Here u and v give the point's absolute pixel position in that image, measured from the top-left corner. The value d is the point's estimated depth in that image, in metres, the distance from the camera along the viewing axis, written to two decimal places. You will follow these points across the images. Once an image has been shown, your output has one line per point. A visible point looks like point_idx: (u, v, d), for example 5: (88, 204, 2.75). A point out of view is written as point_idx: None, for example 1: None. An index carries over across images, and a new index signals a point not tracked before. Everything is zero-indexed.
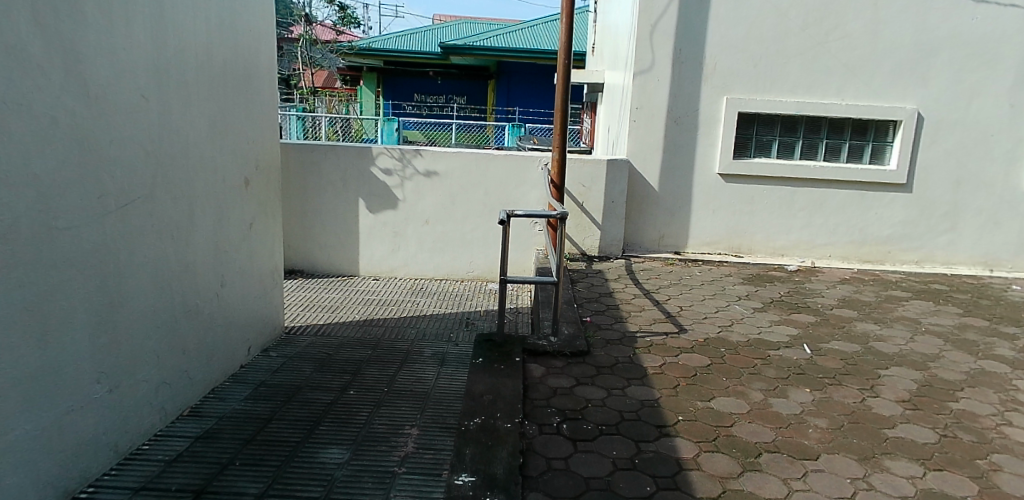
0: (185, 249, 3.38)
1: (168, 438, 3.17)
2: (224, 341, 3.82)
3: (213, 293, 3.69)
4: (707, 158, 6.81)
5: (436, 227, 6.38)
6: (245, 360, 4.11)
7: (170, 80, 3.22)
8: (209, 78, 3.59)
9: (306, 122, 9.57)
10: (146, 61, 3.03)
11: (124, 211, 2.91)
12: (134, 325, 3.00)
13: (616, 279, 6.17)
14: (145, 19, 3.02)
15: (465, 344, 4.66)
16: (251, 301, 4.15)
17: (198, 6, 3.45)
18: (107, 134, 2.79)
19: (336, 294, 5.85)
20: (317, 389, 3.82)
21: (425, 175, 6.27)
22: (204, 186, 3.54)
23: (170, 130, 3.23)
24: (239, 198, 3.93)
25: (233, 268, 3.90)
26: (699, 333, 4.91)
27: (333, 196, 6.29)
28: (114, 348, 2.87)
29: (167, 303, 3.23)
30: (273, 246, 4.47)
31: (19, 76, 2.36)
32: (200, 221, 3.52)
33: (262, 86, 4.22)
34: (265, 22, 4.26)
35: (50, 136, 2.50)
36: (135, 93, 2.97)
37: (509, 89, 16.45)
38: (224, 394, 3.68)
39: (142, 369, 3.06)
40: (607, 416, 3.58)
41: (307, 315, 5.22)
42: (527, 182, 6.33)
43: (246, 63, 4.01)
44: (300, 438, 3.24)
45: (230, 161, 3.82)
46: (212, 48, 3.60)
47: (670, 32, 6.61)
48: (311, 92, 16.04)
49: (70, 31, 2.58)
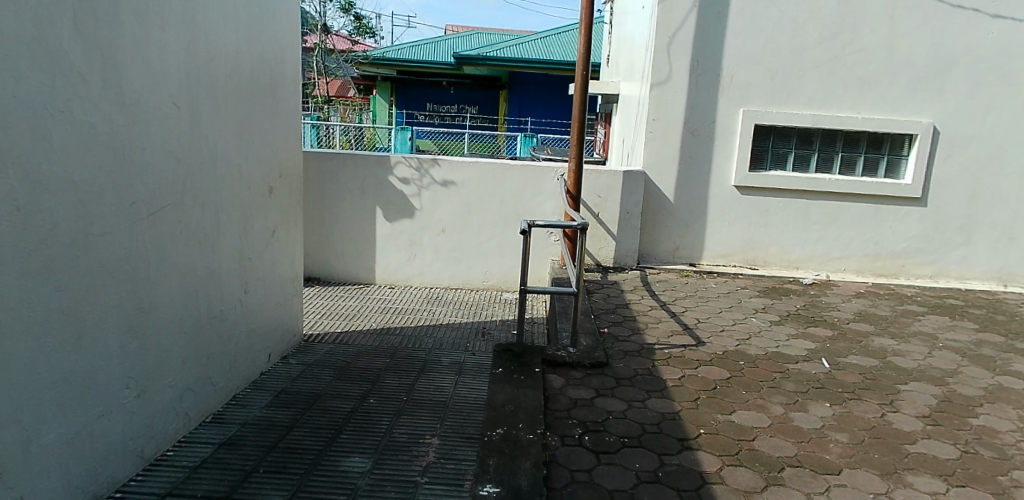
0: (211, 256, 3.38)
1: (192, 445, 3.16)
2: (246, 349, 3.82)
3: (237, 301, 3.69)
4: (722, 170, 6.81)
5: (452, 236, 6.38)
6: (266, 368, 4.11)
7: (201, 86, 3.25)
8: (238, 86, 3.61)
9: (322, 129, 9.59)
10: (179, 70, 3.05)
11: (155, 215, 2.92)
12: (162, 332, 2.99)
13: (632, 290, 6.15)
14: (180, 29, 3.06)
15: (483, 354, 4.65)
16: (272, 308, 4.14)
17: (228, 17, 3.48)
18: (141, 140, 2.82)
19: (353, 301, 5.87)
20: (338, 396, 3.82)
21: (442, 184, 6.28)
22: (231, 194, 3.56)
23: (200, 136, 3.25)
24: (263, 205, 3.94)
25: (257, 274, 3.91)
26: (718, 346, 4.89)
27: (350, 205, 6.30)
28: (142, 353, 2.86)
29: (193, 310, 3.24)
30: (294, 253, 4.47)
31: (59, 82, 2.38)
32: (226, 228, 3.52)
33: (287, 95, 4.25)
34: (293, 29, 4.30)
35: (89, 143, 2.52)
36: (168, 100, 2.99)
37: (521, 99, 16.54)
38: (246, 401, 3.67)
39: (168, 375, 3.06)
40: (628, 428, 3.56)
41: (325, 323, 5.20)
42: (543, 192, 6.33)
43: (273, 71, 4.04)
44: (322, 446, 3.23)
45: (256, 168, 3.84)
46: (242, 55, 3.63)
47: (687, 43, 6.62)
48: (325, 100, 16.13)
49: (110, 37, 2.61)
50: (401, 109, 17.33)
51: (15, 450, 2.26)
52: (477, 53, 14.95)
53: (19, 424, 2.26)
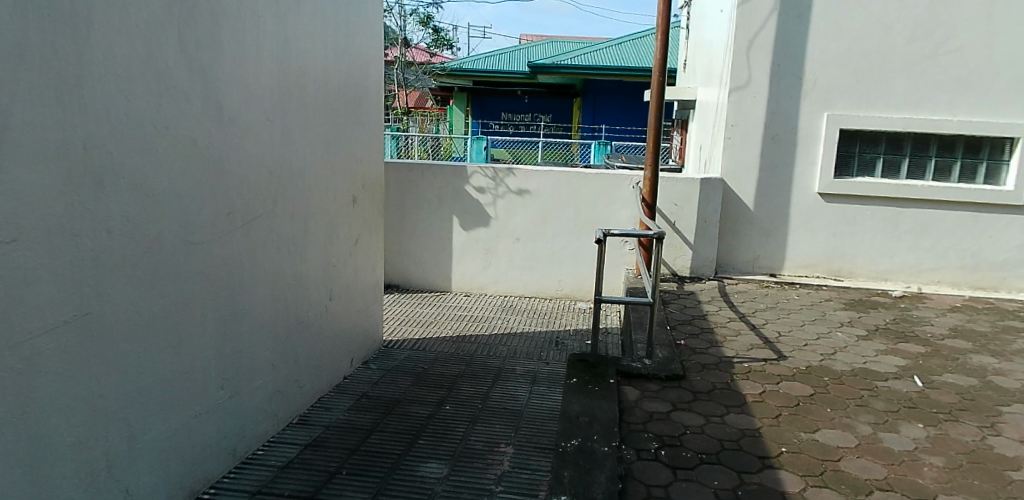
0: (299, 264, 3.54)
1: (280, 445, 3.31)
2: (330, 353, 3.97)
3: (322, 307, 3.84)
4: (805, 178, 6.57)
5: (526, 245, 6.42)
6: (348, 372, 4.26)
7: (292, 102, 3.41)
8: (325, 101, 3.77)
9: (401, 140, 9.86)
10: (271, 87, 3.22)
11: (249, 225, 3.09)
12: (254, 336, 3.16)
13: (710, 301, 6.01)
14: (273, 49, 3.23)
15: (556, 364, 4.66)
16: (354, 314, 4.29)
17: (317, 35, 3.64)
18: (237, 154, 2.98)
19: (430, 308, 5.99)
20: (416, 402, 3.91)
21: (518, 193, 6.34)
22: (317, 204, 3.71)
23: (290, 149, 3.41)
24: (347, 214, 4.10)
25: (340, 281, 4.06)
26: (800, 360, 4.71)
27: (428, 214, 6.46)
28: (235, 356, 3.03)
29: (282, 315, 3.39)
30: (375, 262, 4.62)
31: (167, 102, 2.56)
32: (313, 237, 3.68)
33: (371, 108, 4.41)
34: (376, 45, 4.46)
35: (192, 157, 2.70)
36: (262, 115, 3.16)
37: (594, 107, 16.33)
38: (329, 404, 3.82)
39: (259, 377, 3.22)
40: (706, 444, 3.48)
41: (403, 329, 5.34)
42: (618, 201, 6.28)
43: (357, 85, 4.20)
44: (401, 451, 3.32)
45: (341, 179, 4.00)
46: (329, 71, 3.80)
47: (768, 47, 6.44)
48: (403, 111, 16.57)
49: (210, 58, 2.78)
50: (476, 118, 17.61)
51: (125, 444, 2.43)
52: (552, 61, 15.01)
53: (129, 420, 2.42)
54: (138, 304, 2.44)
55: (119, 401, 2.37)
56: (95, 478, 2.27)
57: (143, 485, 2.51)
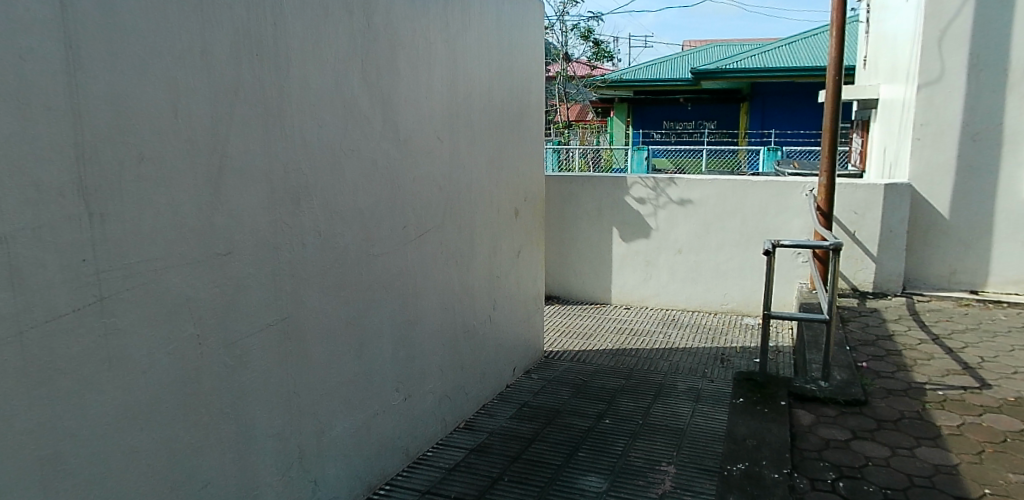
0: (465, 275, 3.71)
1: (448, 448, 3.48)
2: (494, 361, 4.11)
3: (487, 316, 3.99)
4: (1015, 180, 5.75)
5: (689, 256, 6.23)
6: (511, 381, 4.38)
7: (459, 121, 3.60)
8: (490, 119, 3.94)
9: (562, 153, 10.02)
10: (441, 108, 3.42)
11: (421, 238, 3.29)
12: (424, 343, 3.35)
13: (897, 320, 5.44)
14: (443, 73, 3.44)
15: (721, 382, 4.46)
16: (516, 324, 4.41)
17: (482, 57, 3.82)
18: (411, 172, 3.20)
19: (590, 320, 6.01)
20: (576, 414, 3.93)
21: (679, 203, 6.18)
22: (483, 218, 3.88)
23: (458, 166, 3.60)
24: (510, 227, 4.23)
25: (503, 292, 4.20)
26: (1012, 391, 4.11)
27: (588, 226, 6.49)
28: (409, 361, 3.23)
29: (450, 323, 3.57)
30: (536, 273, 4.73)
31: (352, 126, 2.81)
32: (478, 249, 3.85)
33: (532, 124, 4.53)
34: (537, 62, 4.58)
35: (372, 176, 2.94)
36: (432, 135, 3.36)
37: (764, 112, 15.64)
38: (493, 411, 3.95)
39: (429, 382, 3.42)
40: (893, 479, 3.15)
41: (563, 341, 5.40)
42: (789, 210, 5.90)
43: (519, 102, 4.34)
44: (560, 462, 3.35)
45: (504, 193, 4.14)
46: (493, 90, 3.96)
47: (964, 35, 5.74)
48: (564, 125, 16.81)
49: (388, 84, 3.02)
50: (637, 128, 17.41)
51: (316, 438, 2.68)
52: (716, 66, 14.48)
53: (317, 416, 2.66)
54: (325, 311, 2.69)
55: (309, 398, 2.62)
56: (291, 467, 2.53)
57: (329, 476, 2.75)
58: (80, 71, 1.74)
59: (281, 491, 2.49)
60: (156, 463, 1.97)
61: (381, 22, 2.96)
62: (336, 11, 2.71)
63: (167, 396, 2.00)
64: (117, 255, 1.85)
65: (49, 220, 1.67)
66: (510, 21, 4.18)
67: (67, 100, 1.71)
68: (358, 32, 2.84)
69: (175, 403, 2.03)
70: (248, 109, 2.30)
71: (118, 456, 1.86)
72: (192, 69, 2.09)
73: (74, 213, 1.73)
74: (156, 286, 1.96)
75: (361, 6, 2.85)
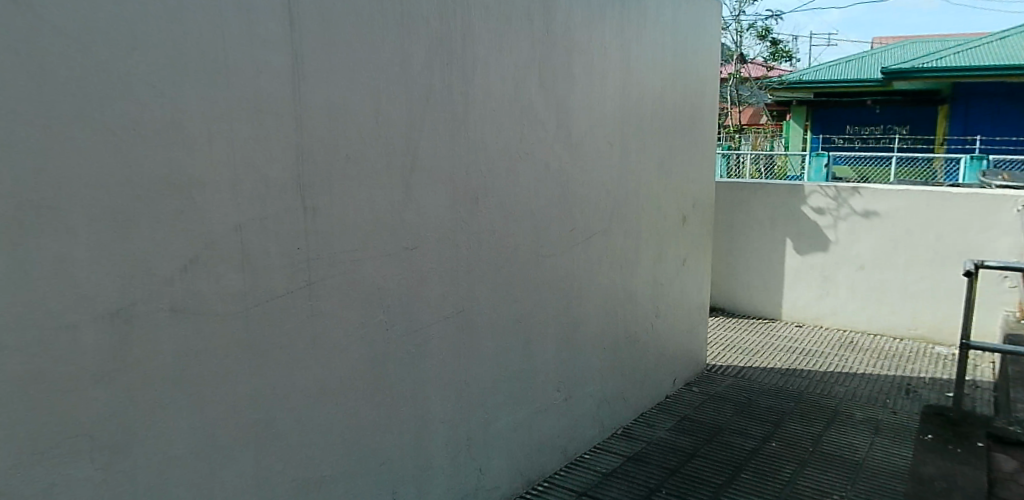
0: (629, 280, 3.69)
1: (605, 453, 3.48)
2: (654, 370, 4.04)
3: (649, 323, 3.94)
4: None
5: (872, 274, 5.71)
6: (670, 392, 4.29)
7: (630, 125, 3.59)
8: (661, 123, 3.88)
9: (733, 159, 9.60)
10: (612, 112, 3.43)
11: (587, 241, 3.32)
12: (586, 345, 3.38)
13: None
14: (616, 78, 3.45)
15: (907, 415, 4.05)
16: (679, 333, 4.30)
17: (656, 61, 3.78)
18: (581, 175, 3.24)
19: (757, 336, 5.70)
20: (739, 433, 3.76)
21: (863, 215, 5.70)
22: (649, 223, 3.83)
23: (627, 171, 3.59)
24: (676, 234, 4.14)
25: (667, 300, 4.12)
26: None
27: (759, 236, 6.17)
28: (570, 362, 3.27)
29: (612, 328, 3.57)
30: (702, 283, 4.58)
31: (528, 130, 2.90)
32: (643, 255, 3.80)
33: (705, 129, 4.40)
34: (713, 65, 4.44)
35: (544, 179, 3.01)
36: (603, 139, 3.38)
37: (968, 113, 13.83)
38: (652, 421, 3.89)
39: (589, 385, 3.43)
40: None
41: (727, 356, 5.18)
42: (997, 226, 5.21)
43: (692, 106, 4.23)
44: (721, 482, 3.22)
45: (672, 199, 4.06)
46: (665, 94, 3.90)
47: None
48: (734, 129, 16.08)
49: (563, 89, 3.08)
50: (816, 133, 16.22)
51: (482, 429, 2.79)
52: (912, 65, 13.12)
53: (484, 408, 2.77)
54: (498, 304, 2.80)
55: (478, 389, 2.73)
56: (460, 451, 2.67)
57: (493, 465, 2.85)
58: (301, 81, 1.96)
59: (449, 475, 2.61)
60: (345, 436, 2.17)
61: (559, 28, 3.03)
62: (518, 19, 2.81)
63: (359, 373, 2.20)
64: (324, 246, 2.05)
65: (272, 213, 1.90)
66: (688, 23, 4.09)
67: (292, 105, 1.93)
68: (539, 38, 2.92)
69: (364, 383, 2.22)
70: (439, 111, 2.46)
71: (316, 426, 2.06)
72: (393, 76, 2.27)
73: (294, 204, 1.95)
74: (356, 273, 2.16)
75: (542, 13, 2.93)
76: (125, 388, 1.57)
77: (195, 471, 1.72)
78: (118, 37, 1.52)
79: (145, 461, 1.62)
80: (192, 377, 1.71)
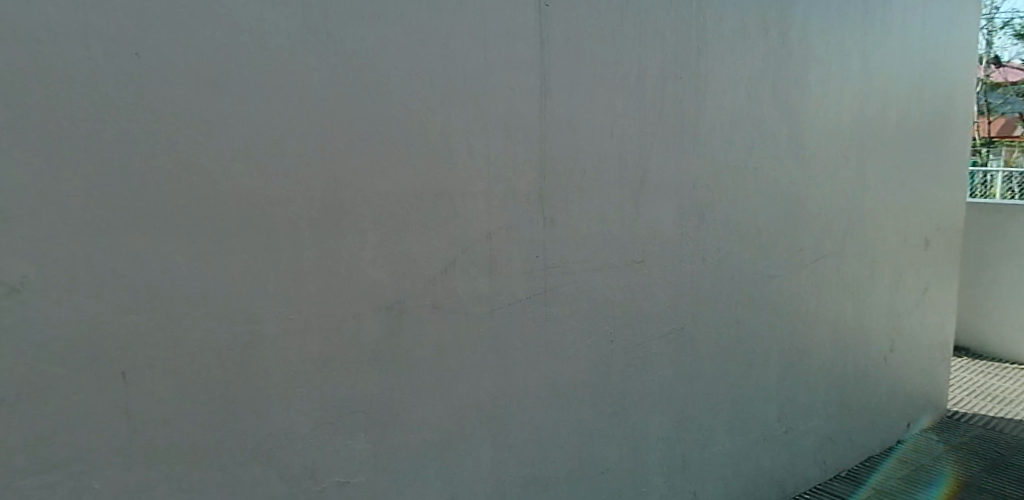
0: (861, 307, 3.38)
1: (826, 495, 3.21)
2: (884, 410, 3.66)
3: (882, 357, 3.58)
4: None
5: None
6: (902, 437, 3.85)
7: (869, 139, 3.30)
8: (905, 136, 3.52)
9: None
10: (849, 125, 3.18)
11: (816, 263, 3.10)
12: (810, 375, 3.15)
13: None
14: (856, 88, 3.19)
15: None
16: (915, 371, 3.86)
17: (902, 68, 3.44)
18: (813, 192, 3.04)
19: (1012, 383, 4.93)
20: (991, 492, 3.27)
21: None
22: (886, 246, 3.49)
23: (863, 188, 3.30)
24: (917, 259, 3.72)
25: (903, 332, 3.71)
26: None
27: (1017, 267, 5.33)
28: (792, 391, 3.07)
29: (839, 358, 3.30)
30: (946, 316, 4.07)
31: (759, 144, 2.78)
32: (878, 281, 3.47)
33: (957, 143, 3.91)
34: (970, 70, 3.94)
35: (774, 195, 2.87)
36: (838, 154, 3.15)
37: None
38: (880, 466, 3.52)
39: (811, 418, 3.20)
40: None
41: (973, 403, 4.54)
42: None
43: (943, 117, 3.79)
44: None
45: (914, 220, 3.66)
46: (911, 104, 3.54)
47: None
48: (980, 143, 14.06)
49: (796, 101, 2.92)
50: None
51: (700, 453, 2.70)
52: None
53: (701, 431, 2.69)
54: (716, 327, 2.70)
55: (696, 411, 2.66)
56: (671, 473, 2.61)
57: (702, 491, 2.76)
58: (546, 98, 2.07)
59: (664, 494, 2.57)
60: (569, 441, 2.23)
61: (796, 37, 2.88)
62: (754, 30, 2.71)
63: (582, 385, 2.24)
64: (560, 255, 2.14)
65: (517, 222, 2.02)
66: (942, 25, 3.67)
67: (537, 120, 2.05)
68: (775, 49, 2.80)
69: (588, 392, 2.27)
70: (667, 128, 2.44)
71: (544, 428, 2.15)
72: (625, 92, 2.30)
73: (532, 218, 2.05)
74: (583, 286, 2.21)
75: (779, 23, 2.80)
76: (392, 370, 1.78)
77: (441, 454, 1.90)
78: (401, 62, 1.75)
79: (404, 439, 1.81)
80: (443, 367, 1.89)
